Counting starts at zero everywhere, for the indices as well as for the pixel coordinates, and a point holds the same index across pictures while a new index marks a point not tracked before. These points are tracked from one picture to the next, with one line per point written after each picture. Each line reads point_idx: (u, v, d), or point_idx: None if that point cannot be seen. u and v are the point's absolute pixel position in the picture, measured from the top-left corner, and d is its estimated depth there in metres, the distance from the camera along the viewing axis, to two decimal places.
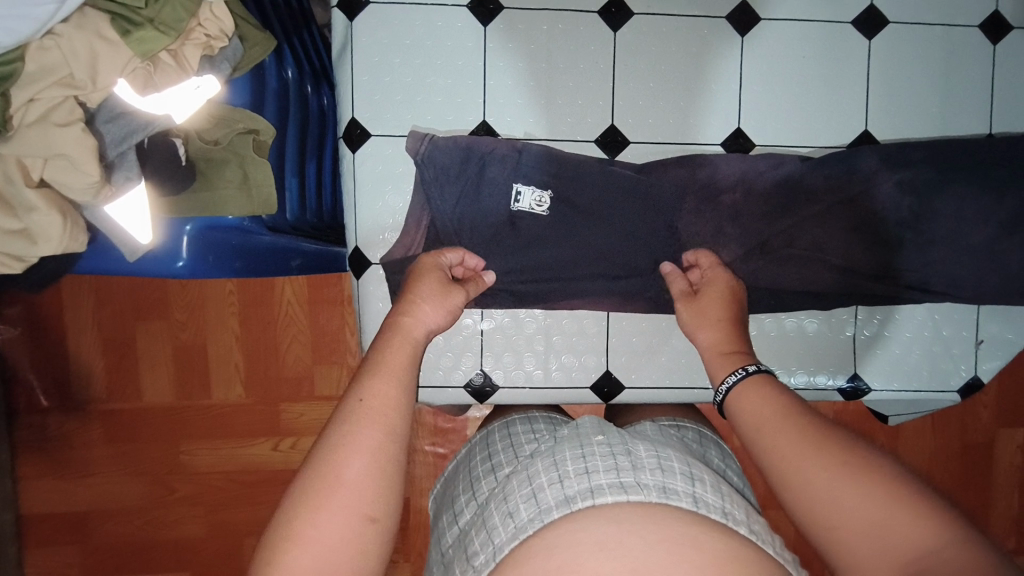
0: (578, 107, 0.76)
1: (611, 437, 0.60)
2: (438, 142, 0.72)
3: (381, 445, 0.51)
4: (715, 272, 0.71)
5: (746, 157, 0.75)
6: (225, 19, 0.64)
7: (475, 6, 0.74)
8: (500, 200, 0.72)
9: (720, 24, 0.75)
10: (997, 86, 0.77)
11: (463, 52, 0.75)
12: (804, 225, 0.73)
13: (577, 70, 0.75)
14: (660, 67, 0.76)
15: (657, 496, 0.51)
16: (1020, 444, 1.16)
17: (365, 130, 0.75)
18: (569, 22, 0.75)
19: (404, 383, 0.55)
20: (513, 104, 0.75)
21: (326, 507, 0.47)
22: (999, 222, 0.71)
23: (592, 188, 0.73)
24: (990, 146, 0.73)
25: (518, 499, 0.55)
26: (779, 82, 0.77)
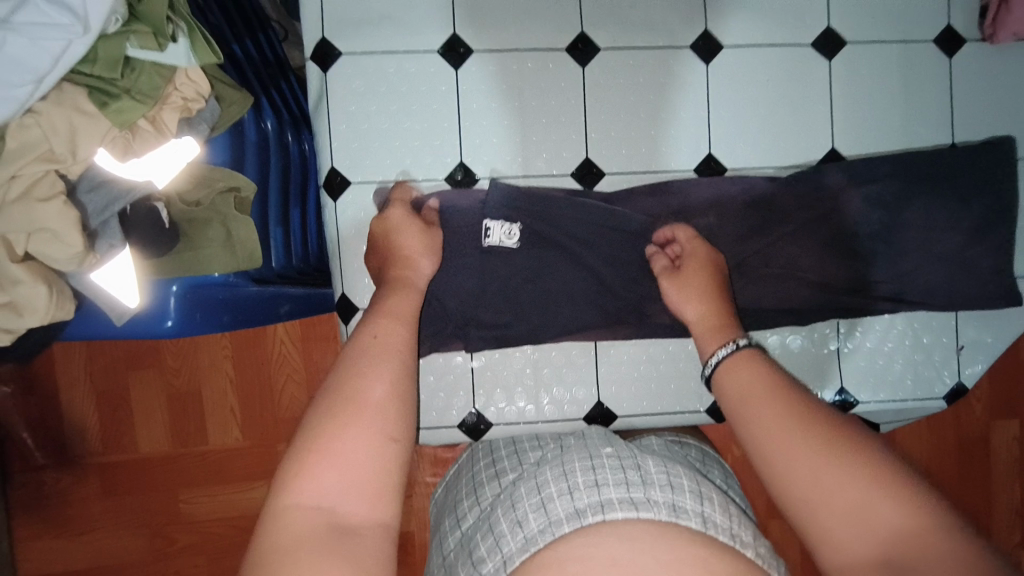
0: (553, 141, 0.77)
1: (621, 451, 0.63)
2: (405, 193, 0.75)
3: (397, 373, 0.56)
4: (694, 245, 0.72)
5: (715, 181, 0.76)
6: (201, 82, 0.66)
7: (447, 52, 0.76)
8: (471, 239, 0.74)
9: (684, 53, 0.78)
10: (958, 98, 0.79)
11: (436, 96, 0.76)
12: (778, 245, 0.76)
13: (550, 106, 0.77)
14: (631, 98, 0.78)
15: (667, 515, 0.51)
16: (1015, 438, 1.16)
17: (345, 178, 0.76)
18: (539, 61, 0.77)
19: (404, 318, 0.62)
20: (489, 143, 0.77)
21: (351, 424, 0.51)
22: (965, 228, 0.75)
23: (569, 219, 0.75)
24: (953, 156, 0.76)
25: (527, 508, 0.57)
26: (747, 106, 0.79)
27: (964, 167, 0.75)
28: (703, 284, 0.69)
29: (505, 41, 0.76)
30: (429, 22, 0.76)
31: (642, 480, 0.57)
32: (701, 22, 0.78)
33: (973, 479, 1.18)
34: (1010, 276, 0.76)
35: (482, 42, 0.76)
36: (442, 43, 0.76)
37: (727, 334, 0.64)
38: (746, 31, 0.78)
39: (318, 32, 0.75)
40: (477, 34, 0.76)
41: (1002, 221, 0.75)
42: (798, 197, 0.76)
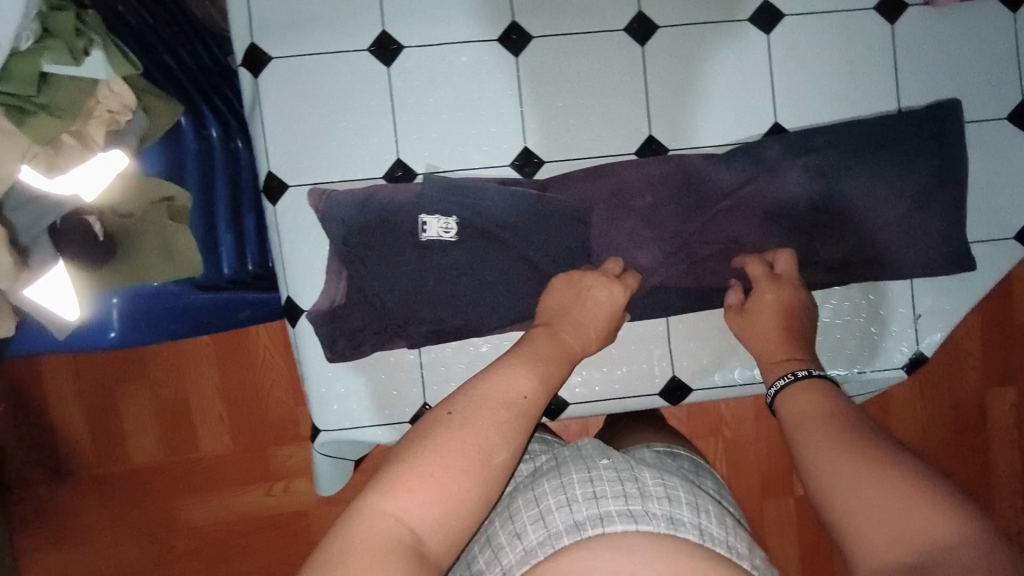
0: (491, 134, 0.77)
1: (618, 462, 0.63)
2: (335, 196, 0.73)
3: (517, 433, 0.57)
4: (771, 286, 0.72)
5: (652, 164, 0.76)
6: (126, 94, 0.66)
7: (377, 49, 0.76)
8: (407, 234, 0.73)
9: (618, 37, 0.77)
10: (905, 64, 0.77)
11: (371, 93, 0.76)
12: (716, 222, 0.76)
13: (485, 98, 0.76)
14: (567, 85, 0.77)
15: (666, 527, 0.54)
16: (1012, 404, 1.16)
17: (283, 181, 0.76)
18: (472, 53, 0.76)
19: (544, 378, 0.62)
20: (426, 139, 0.77)
21: (467, 477, 0.53)
22: (911, 197, 0.75)
23: (508, 209, 0.74)
24: (896, 122, 0.75)
25: (525, 520, 0.59)
26: (686, 86, 0.77)
27: (916, 137, 0.75)
28: (774, 324, 0.72)
29: (435, 33, 0.76)
30: (357, 18, 0.75)
31: (639, 492, 0.58)
32: (633, 2, 0.76)
33: (969, 450, 1.17)
34: (959, 244, 0.76)
35: (412, 36, 0.76)
36: (373, 39, 0.75)
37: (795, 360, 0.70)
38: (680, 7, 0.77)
39: (245, 40, 0.75)
40: (405, 28, 0.76)
41: (951, 189, 0.75)
42: (739, 175, 0.75)
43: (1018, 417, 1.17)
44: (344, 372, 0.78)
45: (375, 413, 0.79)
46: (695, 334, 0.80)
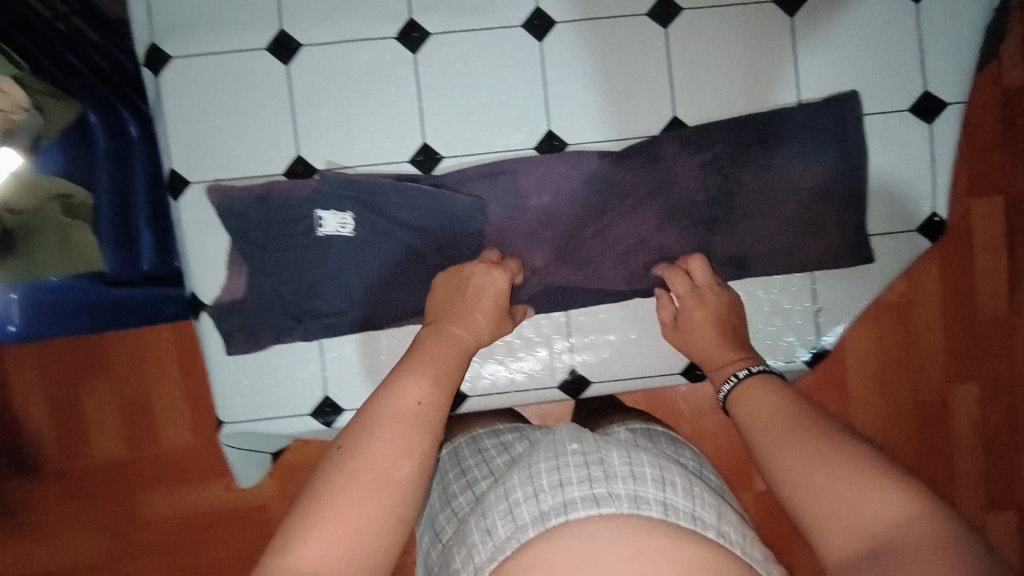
0: (387, 130, 1.06)
1: (586, 446, 0.84)
2: (230, 191, 1.05)
3: (411, 444, 0.79)
4: (707, 286, 1.04)
5: (540, 168, 1.06)
6: (13, 91, 0.95)
7: (276, 48, 1.05)
8: (308, 223, 1.05)
9: (513, 31, 1.06)
10: (737, 64, 1.07)
11: (315, 90, 1.06)
12: (625, 215, 1.07)
13: (387, 90, 1.06)
14: (456, 85, 1.06)
15: (628, 508, 0.73)
16: (974, 400, 1.41)
17: (185, 177, 1.06)
18: (364, 47, 1.05)
19: (434, 382, 0.85)
20: (331, 136, 1.06)
21: (352, 494, 0.73)
22: (818, 176, 1.06)
23: (394, 203, 1.05)
24: (789, 116, 1.06)
25: (497, 517, 0.79)
26: (565, 83, 1.07)
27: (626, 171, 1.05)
28: (708, 333, 1.02)
29: (319, 32, 1.05)
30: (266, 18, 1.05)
31: (605, 474, 0.79)
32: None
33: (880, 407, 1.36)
34: (856, 223, 1.07)
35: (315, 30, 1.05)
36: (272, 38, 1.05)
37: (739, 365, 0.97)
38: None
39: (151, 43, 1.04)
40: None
41: (852, 175, 1.06)
42: (638, 173, 1.06)
43: (979, 409, 1.42)
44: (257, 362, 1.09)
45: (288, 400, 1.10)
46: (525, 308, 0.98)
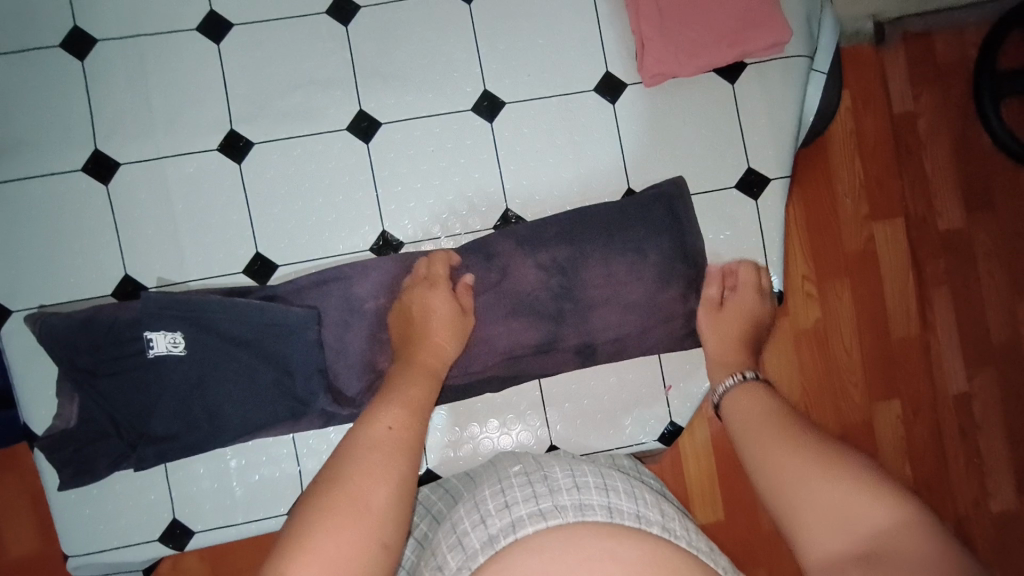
0: (418, 198, 0.78)
1: (529, 467, 0.67)
2: (53, 318, 0.72)
3: (409, 418, 0.60)
4: (857, 266, 1.13)
5: (634, 265, 0.78)
6: None
7: (92, 166, 0.75)
8: (134, 336, 0.73)
9: (584, 95, 0.79)
10: (842, 135, 1.13)
11: (315, 162, 0.77)
12: (833, 207, 1.13)
13: (426, 137, 0.78)
14: (570, 110, 0.79)
15: (574, 517, 0.55)
16: (977, 465, 1.24)
17: (139, 283, 0.76)
18: (443, 73, 0.78)
19: (415, 412, 0.61)
20: (312, 177, 0.77)
21: (352, 529, 0.50)
22: (949, 228, 1.23)
23: (226, 321, 0.73)
24: (911, 159, 1.22)
25: (445, 552, 0.59)
26: (672, 143, 0.80)
27: (663, 206, 0.78)
28: (856, 335, 1.13)
29: (407, 100, 0.78)
30: (338, 98, 0.77)
31: (549, 489, 0.61)
32: (574, 62, 0.79)
33: (916, 383, 1.16)
34: (941, 279, 1.23)
35: (389, 111, 0.78)
36: (221, 138, 0.76)
37: (876, 361, 1.14)
38: (620, 55, 0.79)
39: (91, 147, 0.75)
40: (257, 126, 0.77)
41: (955, 238, 1.23)
42: (812, 156, 1.12)
43: None
44: (98, 491, 0.76)
45: (131, 524, 0.76)
46: (571, 376, 0.80)
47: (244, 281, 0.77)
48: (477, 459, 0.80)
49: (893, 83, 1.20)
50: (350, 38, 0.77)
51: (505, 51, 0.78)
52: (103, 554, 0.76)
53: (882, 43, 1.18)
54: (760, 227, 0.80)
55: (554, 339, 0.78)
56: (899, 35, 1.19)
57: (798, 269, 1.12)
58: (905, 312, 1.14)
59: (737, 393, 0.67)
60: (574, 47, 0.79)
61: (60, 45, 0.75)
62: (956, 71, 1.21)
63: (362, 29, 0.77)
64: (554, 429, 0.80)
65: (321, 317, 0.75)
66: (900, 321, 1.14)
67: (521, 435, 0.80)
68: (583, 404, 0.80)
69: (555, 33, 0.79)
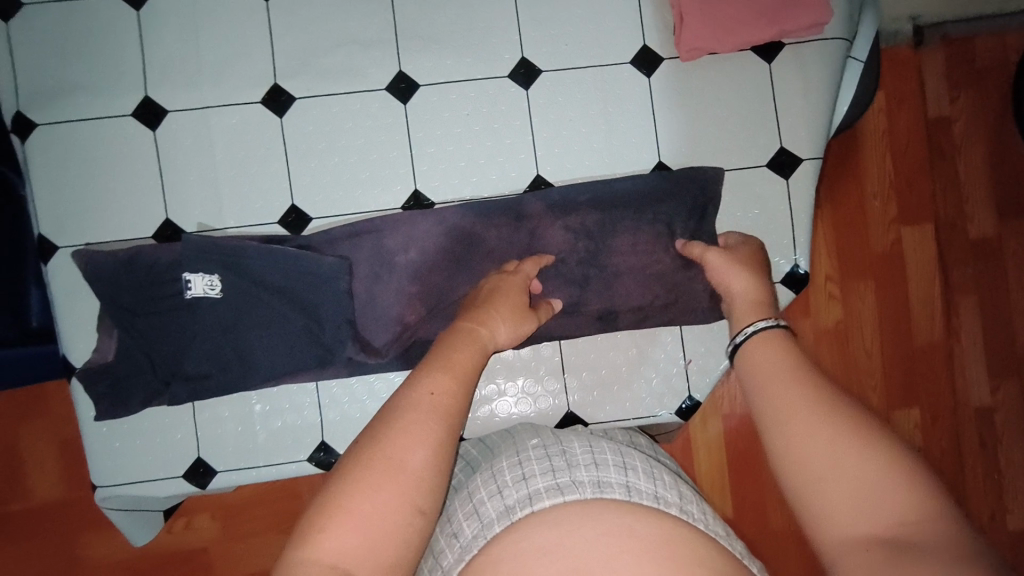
0: (450, 161, 0.80)
1: (546, 440, 0.69)
2: (98, 257, 0.75)
3: (455, 385, 0.58)
4: (878, 263, 1.18)
5: (660, 232, 0.78)
6: None
7: (141, 113, 0.78)
8: (174, 280, 0.76)
9: (620, 66, 0.80)
10: (875, 140, 1.17)
11: (352, 120, 0.79)
12: (863, 202, 1.17)
13: (462, 101, 0.80)
14: (604, 82, 0.80)
15: (593, 493, 0.56)
16: (998, 481, 1.22)
17: (178, 227, 0.79)
18: (482, 40, 0.79)
19: (462, 379, 0.59)
20: (349, 135, 0.79)
21: (388, 487, 0.50)
22: (984, 234, 1.21)
23: (262, 270, 0.75)
24: (948, 160, 1.20)
25: (462, 519, 0.61)
26: (704, 118, 0.80)
27: (692, 183, 0.78)
28: (872, 332, 1.18)
29: (445, 64, 0.79)
30: (379, 59, 0.79)
31: (568, 464, 0.62)
32: (612, 33, 0.80)
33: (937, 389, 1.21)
34: (973, 288, 1.21)
35: (427, 74, 0.79)
36: (264, 91, 0.79)
37: (887, 353, 1.19)
38: (657, 28, 0.80)
39: (141, 94, 0.78)
40: (299, 82, 0.79)
41: (990, 246, 1.21)
42: (844, 157, 1.17)
43: None
44: (129, 427, 0.79)
45: (157, 460, 0.79)
46: (590, 343, 0.81)
47: (279, 230, 0.79)
48: (493, 421, 0.81)
49: (929, 84, 1.18)
50: (393, 1, 0.79)
51: (543, 20, 0.80)
52: (127, 487, 0.79)
53: (922, 44, 1.18)
54: (790, 208, 0.80)
55: (579, 303, 0.79)
56: (939, 37, 1.17)
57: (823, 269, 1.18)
58: (922, 315, 1.19)
59: (755, 341, 0.59)
60: (613, 19, 0.80)
61: None
62: (999, 72, 1.18)
63: None
64: (571, 396, 0.81)
65: (351, 267, 0.77)
66: (921, 327, 1.19)
67: (538, 401, 0.81)
68: (601, 373, 0.81)
69: (594, 4, 0.80)
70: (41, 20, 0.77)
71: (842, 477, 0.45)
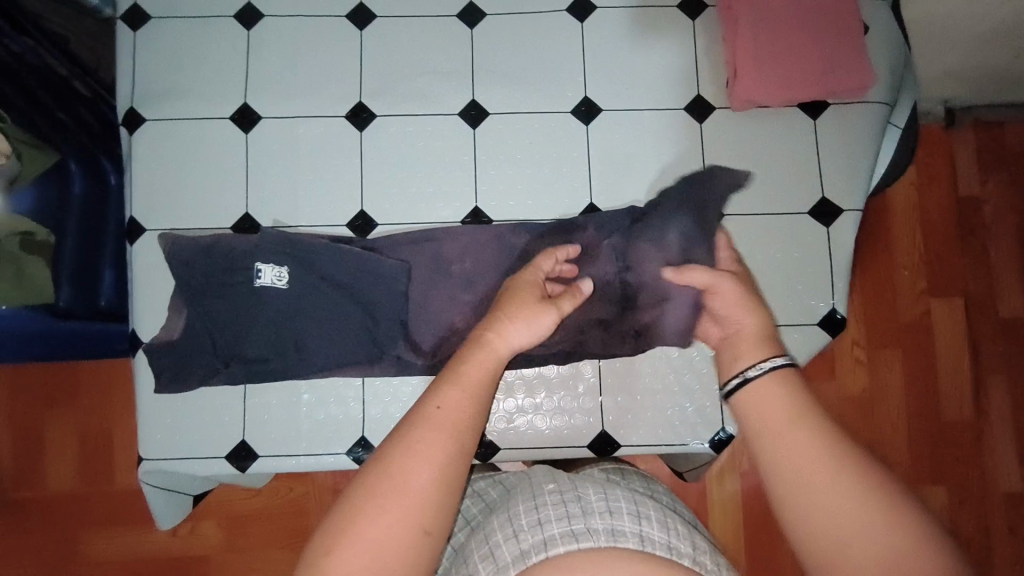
0: (510, 185, 0.86)
1: (562, 485, 0.69)
2: (179, 241, 0.81)
3: (465, 409, 0.59)
4: (906, 330, 1.23)
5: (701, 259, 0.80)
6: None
7: (237, 117, 0.86)
8: (243, 269, 0.80)
9: (676, 112, 0.87)
10: (904, 211, 1.25)
11: (424, 139, 0.87)
12: (893, 269, 1.24)
13: (526, 130, 0.87)
14: (659, 125, 0.87)
15: (606, 541, 0.58)
16: None
17: (254, 221, 0.85)
18: (550, 79, 0.87)
19: (470, 400, 0.60)
20: (419, 153, 0.86)
21: (388, 511, 0.53)
22: (1014, 314, 1.24)
23: (326, 266, 0.80)
24: (978, 237, 1.25)
25: (477, 559, 0.64)
26: (752, 165, 0.86)
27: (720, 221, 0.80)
28: (899, 400, 1.22)
29: (514, 97, 0.87)
30: (455, 88, 0.87)
31: (582, 510, 0.63)
32: (669, 83, 0.87)
33: (963, 470, 1.22)
34: (1002, 366, 1.23)
35: (496, 104, 0.87)
36: (349, 108, 0.87)
37: (912, 421, 1.22)
38: (711, 82, 0.87)
39: (240, 101, 0.86)
40: (381, 102, 0.87)
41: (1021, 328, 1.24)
42: (874, 226, 1.25)
43: None
44: (184, 403, 0.82)
45: (204, 440, 0.82)
46: (628, 366, 0.83)
47: (345, 232, 0.85)
48: (528, 434, 0.83)
49: (960, 165, 1.26)
50: (473, 40, 0.88)
51: (606, 67, 0.88)
52: (171, 464, 0.81)
53: (953, 127, 1.26)
54: (830, 255, 0.84)
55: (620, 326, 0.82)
56: (970, 123, 1.26)
57: (853, 332, 1.23)
58: (949, 387, 1.22)
59: (766, 384, 0.59)
60: (671, 71, 0.87)
61: (233, 16, 0.88)
62: None
63: (485, 32, 0.88)
64: (606, 417, 0.83)
65: (410, 271, 0.82)
66: (949, 400, 1.22)
67: (573, 417, 0.83)
68: (636, 398, 0.83)
69: (653, 57, 0.88)
70: (164, 31, 0.87)
71: (850, 529, 0.50)
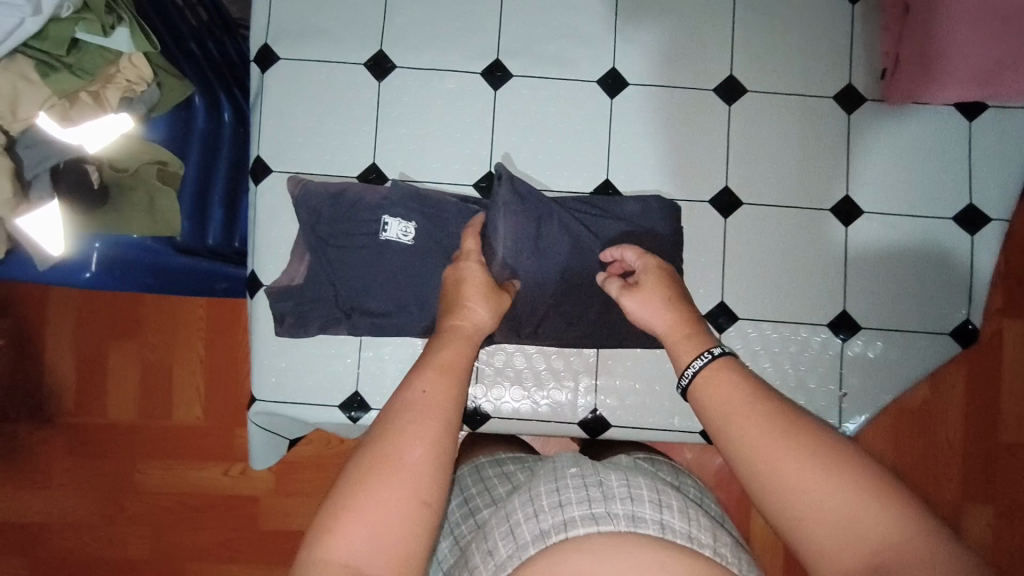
0: (643, 160, 0.83)
1: (586, 469, 0.59)
2: (310, 186, 0.80)
3: (452, 391, 0.56)
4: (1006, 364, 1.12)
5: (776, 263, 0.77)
6: (143, 67, 0.74)
7: (372, 65, 0.84)
8: (371, 219, 0.79)
9: (824, 100, 0.83)
10: None
11: (559, 105, 0.84)
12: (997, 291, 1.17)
13: (664, 105, 0.84)
14: (804, 112, 0.83)
15: (627, 525, 0.49)
16: None
17: (381, 173, 0.84)
18: (695, 54, 0.84)
19: (457, 386, 0.57)
20: (553, 118, 0.84)
21: (383, 486, 0.49)
22: None
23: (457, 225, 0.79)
24: None
25: (497, 538, 0.54)
26: (896, 163, 0.83)
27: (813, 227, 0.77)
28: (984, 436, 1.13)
29: (656, 69, 0.84)
30: (596, 54, 0.84)
31: (603, 495, 0.54)
32: (819, 70, 0.84)
33: None
34: None
35: (637, 75, 0.84)
36: (486, 65, 0.84)
37: None
38: (865, 74, 0.84)
39: (375, 48, 0.84)
40: (519, 62, 0.84)
41: None
42: None
43: None
44: (303, 349, 0.83)
45: (317, 386, 0.83)
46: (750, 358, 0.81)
47: (472, 193, 0.84)
48: (638, 414, 0.83)
49: None
50: (619, 4, 0.84)
51: (756, 46, 0.84)
52: (286, 406, 0.83)
53: None
54: (963, 265, 0.82)
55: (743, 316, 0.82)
56: None
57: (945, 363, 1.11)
58: None
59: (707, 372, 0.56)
60: (823, 56, 0.84)
61: None
62: None
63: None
64: None
65: None
66: None
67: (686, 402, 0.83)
68: None
69: (805, 41, 0.84)
70: None
71: (825, 521, 0.46)
